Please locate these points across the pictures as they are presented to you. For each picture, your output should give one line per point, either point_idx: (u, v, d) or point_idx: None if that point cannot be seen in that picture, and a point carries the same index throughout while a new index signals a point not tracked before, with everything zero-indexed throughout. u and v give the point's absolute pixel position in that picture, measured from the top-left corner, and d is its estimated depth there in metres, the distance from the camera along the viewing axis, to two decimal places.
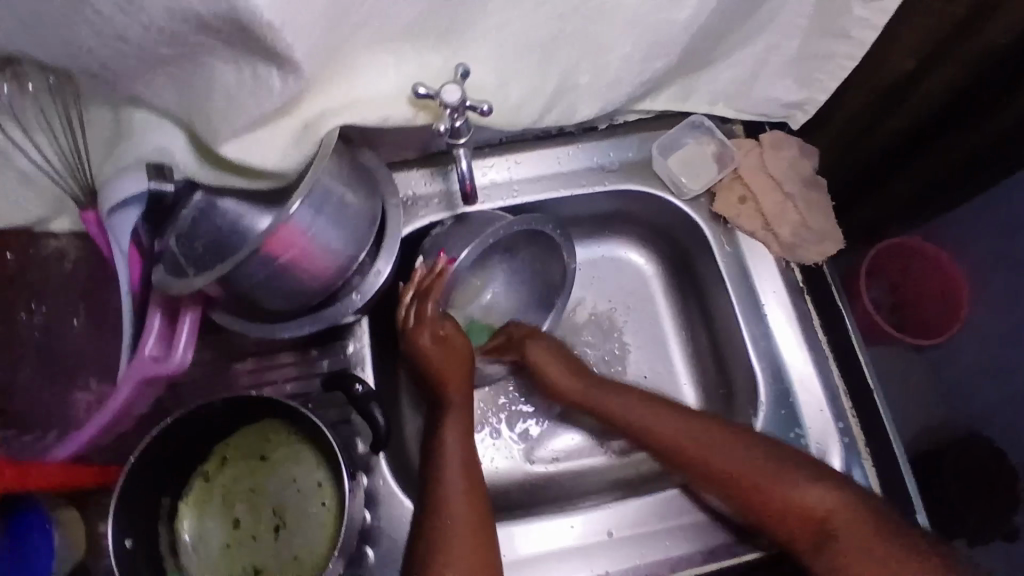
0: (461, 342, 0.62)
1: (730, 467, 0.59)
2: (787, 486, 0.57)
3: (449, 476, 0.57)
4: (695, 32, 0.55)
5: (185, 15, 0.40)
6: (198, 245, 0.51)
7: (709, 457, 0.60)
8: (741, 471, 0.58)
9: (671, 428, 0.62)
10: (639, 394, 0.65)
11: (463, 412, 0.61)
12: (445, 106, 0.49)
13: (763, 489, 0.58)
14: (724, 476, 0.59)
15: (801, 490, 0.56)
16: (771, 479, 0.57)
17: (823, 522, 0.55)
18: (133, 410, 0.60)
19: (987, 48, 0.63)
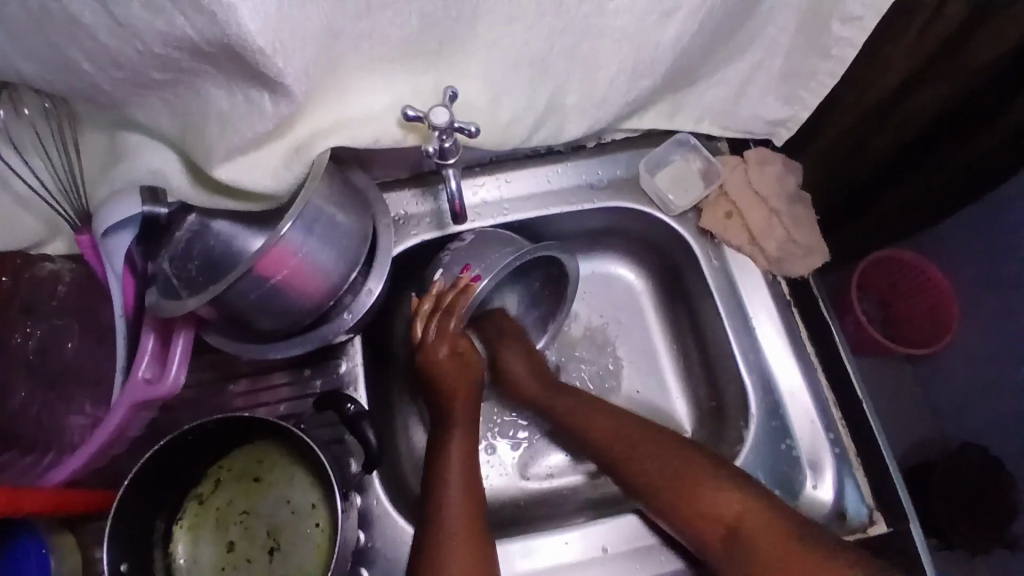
0: (473, 356, 0.66)
1: (661, 464, 0.60)
2: (712, 480, 0.58)
3: (449, 494, 0.57)
4: (680, 52, 0.56)
5: (179, 41, 0.41)
6: (192, 266, 0.52)
7: (637, 460, 0.62)
8: (667, 471, 0.60)
9: (608, 427, 0.65)
10: (585, 401, 0.67)
11: (469, 432, 0.62)
12: (434, 128, 0.49)
13: (683, 481, 0.59)
14: (654, 488, 0.60)
15: (720, 490, 0.57)
16: (688, 480, 0.59)
17: (739, 519, 0.56)
18: (126, 433, 0.60)
19: (975, 63, 0.64)
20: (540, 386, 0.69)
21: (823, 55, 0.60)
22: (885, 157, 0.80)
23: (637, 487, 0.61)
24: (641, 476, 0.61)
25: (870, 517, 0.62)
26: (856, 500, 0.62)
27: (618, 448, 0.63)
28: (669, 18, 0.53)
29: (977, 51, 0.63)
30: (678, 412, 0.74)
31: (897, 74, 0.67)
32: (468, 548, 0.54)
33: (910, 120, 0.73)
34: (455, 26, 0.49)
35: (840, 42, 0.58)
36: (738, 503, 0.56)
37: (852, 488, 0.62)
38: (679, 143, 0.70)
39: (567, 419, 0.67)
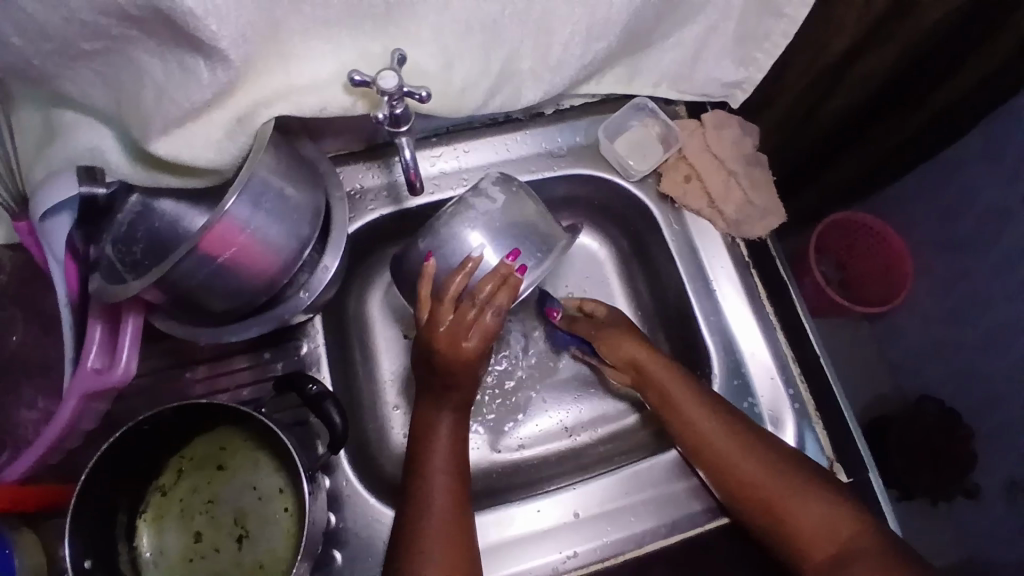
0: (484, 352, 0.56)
1: (756, 466, 0.59)
2: (800, 493, 0.57)
3: (434, 476, 0.56)
4: (633, 14, 0.55)
5: (106, 6, 0.39)
6: (136, 250, 0.50)
7: (726, 457, 0.60)
8: (756, 478, 0.58)
9: (701, 416, 0.61)
10: (682, 378, 0.64)
11: (458, 415, 0.58)
12: (382, 93, 0.47)
13: (770, 489, 0.58)
14: (741, 491, 0.59)
15: (811, 509, 0.56)
16: (780, 493, 0.57)
17: (840, 542, 0.55)
18: (81, 425, 0.58)
19: (922, 24, 0.65)
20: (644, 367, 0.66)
21: (775, 13, 0.59)
22: (839, 117, 0.81)
23: (728, 484, 0.60)
24: (730, 474, 0.59)
25: (831, 468, 0.63)
26: (817, 452, 0.64)
27: (707, 442, 0.61)
28: None
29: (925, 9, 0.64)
30: None
31: (849, 33, 0.67)
32: (455, 531, 0.54)
33: (862, 79, 0.74)
34: None
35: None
36: (833, 520, 0.55)
37: (812, 442, 0.64)
38: (636, 109, 0.70)
39: (666, 402, 0.64)
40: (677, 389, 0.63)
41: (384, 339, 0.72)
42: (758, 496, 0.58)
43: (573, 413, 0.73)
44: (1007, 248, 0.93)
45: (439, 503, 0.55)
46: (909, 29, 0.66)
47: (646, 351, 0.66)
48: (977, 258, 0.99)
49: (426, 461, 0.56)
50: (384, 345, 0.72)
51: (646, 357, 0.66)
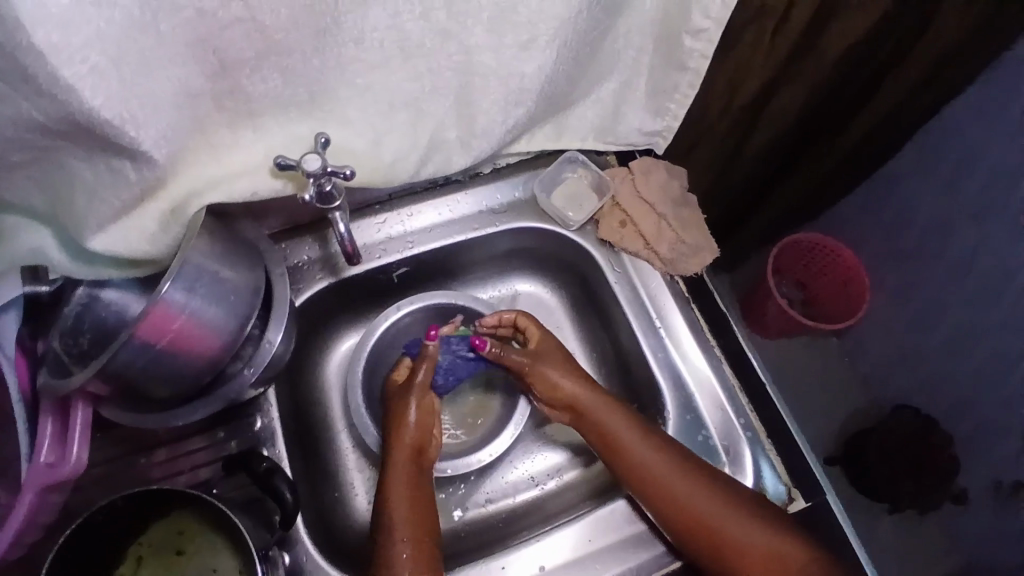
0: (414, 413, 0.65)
1: (705, 501, 0.60)
2: (744, 523, 0.59)
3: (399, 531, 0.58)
4: (546, 79, 0.58)
5: (28, 125, 0.41)
6: (82, 341, 0.52)
7: (676, 497, 0.60)
8: (704, 514, 0.60)
9: (648, 456, 0.62)
10: (627, 417, 0.64)
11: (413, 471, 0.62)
12: (307, 175, 0.50)
13: (717, 522, 0.60)
14: (691, 526, 0.60)
15: (757, 537, 0.59)
16: (726, 526, 0.60)
17: (780, 563, 0.59)
18: (38, 519, 0.57)
19: (825, 59, 0.69)
20: (587, 410, 0.65)
21: (680, 67, 0.63)
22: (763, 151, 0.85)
23: (678, 521, 0.60)
24: (682, 512, 0.60)
25: (789, 496, 0.65)
26: (774, 480, 0.65)
27: (657, 484, 0.61)
28: (527, 50, 0.55)
29: (821, 49, 0.68)
30: None
31: (758, 77, 0.71)
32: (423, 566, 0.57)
33: (780, 114, 0.78)
34: (320, 75, 0.51)
35: (691, 53, 0.61)
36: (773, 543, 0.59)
37: (768, 470, 0.65)
38: (569, 160, 0.73)
39: (613, 442, 0.64)
40: (622, 430, 0.63)
41: (339, 404, 0.73)
42: (708, 530, 0.60)
43: (535, 462, 0.74)
44: (957, 253, 0.96)
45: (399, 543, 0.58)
46: (814, 65, 0.70)
47: (588, 390, 0.66)
48: (927, 268, 1.02)
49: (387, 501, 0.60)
50: (339, 409, 0.73)
51: (588, 399, 0.66)
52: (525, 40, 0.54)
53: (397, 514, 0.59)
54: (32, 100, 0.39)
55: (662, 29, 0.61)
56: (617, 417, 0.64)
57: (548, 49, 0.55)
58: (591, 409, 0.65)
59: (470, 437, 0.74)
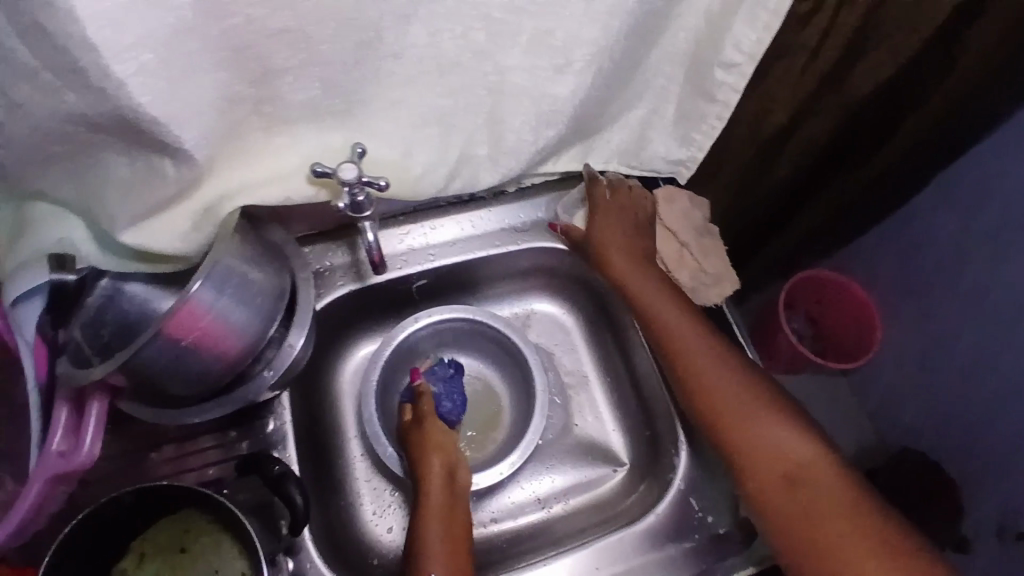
0: (441, 434, 0.65)
1: (746, 405, 0.61)
2: (773, 422, 0.60)
3: (432, 544, 0.58)
4: (579, 102, 0.59)
5: (71, 115, 0.41)
6: (103, 332, 0.52)
7: (716, 391, 0.62)
8: (728, 399, 0.62)
9: (699, 346, 0.64)
10: (682, 310, 0.66)
11: (445, 485, 0.62)
12: (343, 183, 0.51)
13: (750, 425, 0.60)
14: (722, 419, 0.61)
15: (783, 434, 0.60)
16: (754, 421, 0.60)
17: (804, 471, 0.58)
18: (44, 508, 0.57)
19: (850, 97, 0.70)
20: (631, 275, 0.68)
21: (709, 98, 0.64)
22: (784, 186, 0.86)
23: (709, 415, 0.62)
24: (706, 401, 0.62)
25: None
26: None
27: (697, 374, 0.63)
28: (562, 72, 0.55)
29: (849, 88, 0.69)
30: (615, 443, 0.75)
31: (784, 111, 0.72)
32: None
33: (802, 148, 0.78)
34: (359, 86, 0.51)
35: (722, 86, 0.62)
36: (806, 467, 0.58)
37: None
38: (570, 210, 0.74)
39: (657, 321, 0.66)
40: (676, 323, 0.65)
41: (353, 413, 0.73)
42: (743, 437, 0.60)
43: (542, 483, 0.73)
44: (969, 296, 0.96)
45: (434, 546, 0.58)
46: (839, 104, 0.71)
47: (643, 268, 0.69)
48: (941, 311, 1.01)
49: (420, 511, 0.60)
50: (351, 418, 0.72)
51: (638, 275, 0.68)
52: (560, 63, 0.55)
53: (430, 524, 0.59)
54: (79, 92, 0.40)
55: (693, 60, 0.61)
56: (670, 309, 0.66)
57: (582, 71, 0.56)
58: (642, 292, 0.68)
59: (479, 452, 0.74)
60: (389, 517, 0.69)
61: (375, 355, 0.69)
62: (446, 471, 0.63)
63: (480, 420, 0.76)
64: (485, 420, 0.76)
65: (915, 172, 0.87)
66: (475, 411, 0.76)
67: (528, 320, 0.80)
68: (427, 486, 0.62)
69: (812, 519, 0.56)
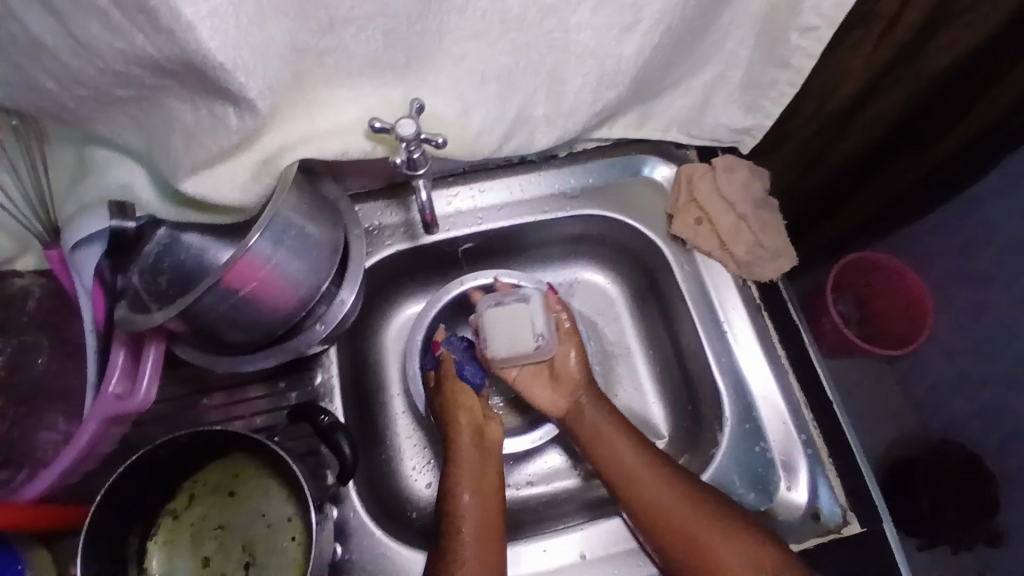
0: (469, 397, 0.65)
1: (709, 535, 0.57)
2: (727, 546, 0.57)
3: (464, 508, 0.58)
4: (643, 64, 0.57)
5: (139, 57, 0.41)
6: (161, 280, 0.52)
7: (673, 523, 0.58)
8: (681, 531, 0.58)
9: (630, 457, 0.62)
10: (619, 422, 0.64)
11: (476, 449, 0.62)
12: (401, 139, 0.50)
13: (718, 558, 0.57)
14: (694, 557, 0.58)
15: (743, 557, 0.56)
16: (713, 550, 0.57)
17: None
18: (99, 449, 0.59)
19: (929, 70, 0.66)
20: (584, 408, 0.65)
21: (781, 63, 0.61)
22: (847, 162, 0.82)
23: (668, 548, 0.59)
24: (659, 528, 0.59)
25: (845, 518, 0.63)
26: (830, 500, 0.63)
27: (649, 504, 0.59)
28: (629, 32, 0.53)
29: (928, 59, 0.65)
30: (655, 416, 0.74)
31: (857, 82, 0.68)
32: (486, 543, 0.57)
33: (871, 123, 0.75)
34: (421, 40, 0.50)
35: (797, 50, 0.59)
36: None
37: (825, 489, 0.63)
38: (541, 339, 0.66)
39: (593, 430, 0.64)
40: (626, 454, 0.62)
41: (397, 371, 0.73)
42: None
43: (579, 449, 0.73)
44: None
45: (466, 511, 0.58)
46: (914, 75, 0.67)
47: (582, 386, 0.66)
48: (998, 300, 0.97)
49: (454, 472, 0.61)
50: (395, 375, 0.73)
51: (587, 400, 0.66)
52: (629, 21, 0.53)
53: (462, 488, 0.59)
54: (149, 35, 0.40)
55: (766, 22, 0.59)
56: (614, 437, 0.63)
57: (649, 31, 0.54)
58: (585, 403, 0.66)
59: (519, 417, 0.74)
60: (428, 474, 0.70)
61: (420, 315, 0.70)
62: (476, 437, 0.63)
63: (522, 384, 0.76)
64: None
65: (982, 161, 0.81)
66: None
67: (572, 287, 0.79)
68: (457, 450, 0.62)
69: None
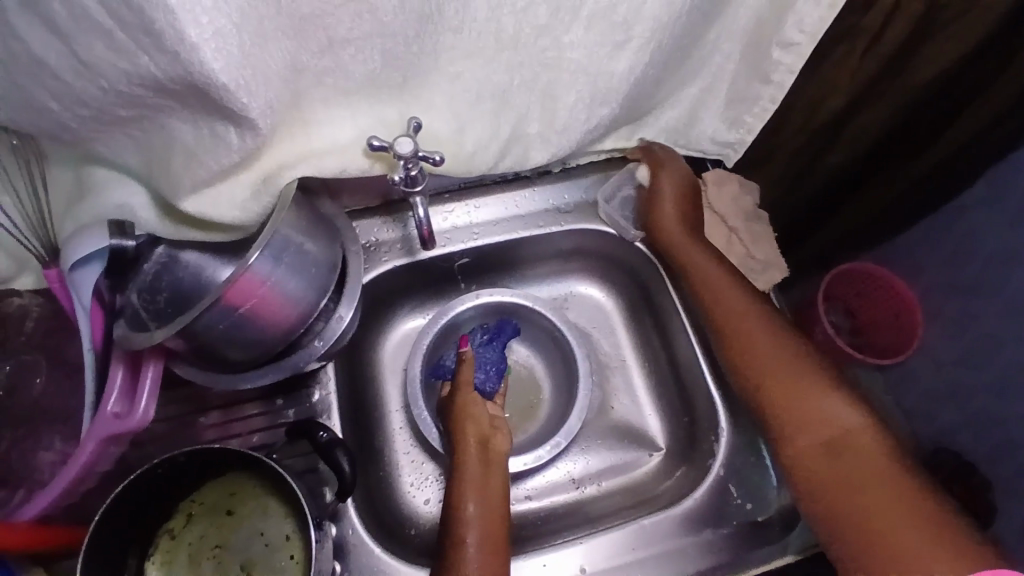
0: (479, 409, 0.66)
1: (810, 396, 0.60)
2: (820, 399, 0.60)
3: (468, 521, 0.58)
4: (635, 80, 0.58)
5: (143, 78, 0.42)
6: (159, 298, 0.52)
7: (771, 373, 0.62)
8: (778, 373, 0.62)
9: (739, 305, 0.65)
10: (734, 278, 0.67)
11: (481, 463, 0.63)
12: (399, 157, 0.51)
13: (807, 407, 0.60)
14: (781, 403, 0.61)
15: (830, 407, 0.59)
16: (799, 391, 0.61)
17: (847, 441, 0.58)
18: (95, 469, 0.58)
19: (914, 81, 0.68)
20: (696, 257, 0.68)
21: (766, 78, 0.62)
22: (837, 173, 0.83)
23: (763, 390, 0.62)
24: (759, 371, 0.62)
25: None
26: None
27: (755, 353, 0.63)
28: (621, 49, 0.55)
29: (913, 69, 0.66)
30: (652, 428, 0.75)
31: (842, 94, 0.70)
32: (489, 552, 0.56)
33: (858, 135, 0.76)
34: (418, 60, 0.51)
35: (780, 65, 0.61)
36: (883, 480, 0.55)
37: None
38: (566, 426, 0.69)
39: (694, 276, 0.68)
40: (735, 300, 0.65)
41: (395, 388, 0.74)
42: (800, 423, 0.60)
43: (579, 461, 0.73)
44: None
45: (469, 523, 0.58)
46: (900, 85, 0.68)
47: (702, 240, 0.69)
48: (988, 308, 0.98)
49: (458, 484, 0.61)
50: (394, 392, 0.73)
51: (695, 250, 0.68)
52: (619, 39, 0.54)
53: (466, 499, 0.60)
54: (154, 56, 0.40)
55: (755, 38, 0.61)
56: (731, 284, 0.66)
57: (639, 48, 0.55)
58: (688, 247, 0.68)
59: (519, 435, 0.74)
60: (427, 490, 0.70)
61: (420, 333, 0.71)
62: (482, 452, 0.63)
63: (519, 402, 0.76)
64: (522, 399, 0.77)
65: (968, 171, 0.82)
66: (517, 386, 0.77)
67: (569, 300, 0.80)
68: (463, 464, 0.62)
69: (869, 521, 0.54)
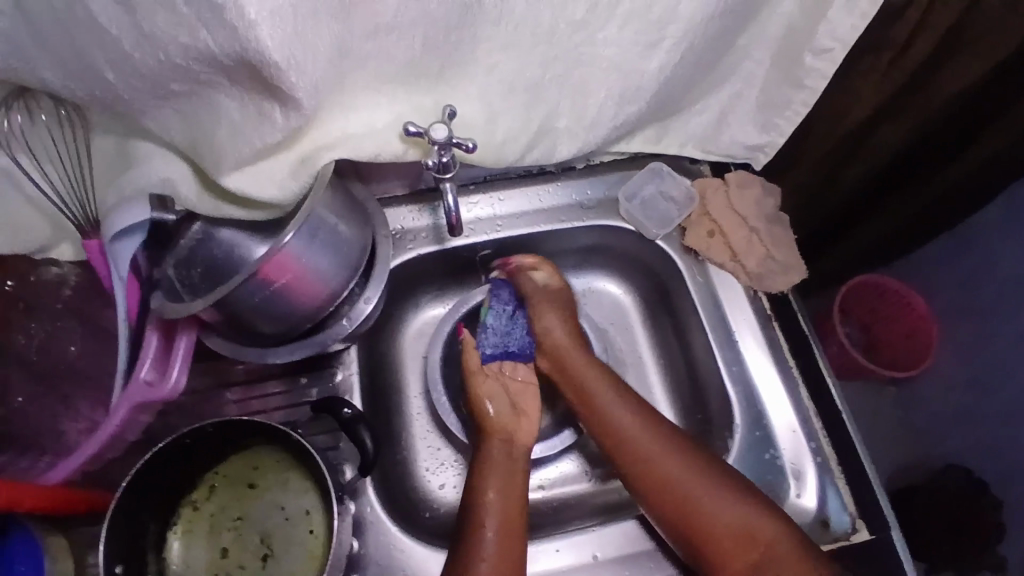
0: (504, 409, 0.66)
1: (697, 489, 0.59)
2: (713, 493, 0.59)
3: (490, 510, 0.59)
4: (664, 80, 0.60)
5: (201, 53, 0.44)
6: (195, 273, 0.54)
7: (676, 493, 0.60)
8: (676, 480, 0.60)
9: (624, 419, 0.64)
10: (618, 393, 0.65)
11: (506, 454, 0.63)
12: (433, 142, 0.53)
13: (698, 501, 0.59)
14: (681, 514, 0.59)
15: (722, 501, 0.59)
16: (694, 493, 0.59)
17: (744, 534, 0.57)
18: (124, 436, 0.59)
19: (941, 94, 0.69)
20: (591, 387, 0.66)
21: (795, 83, 0.64)
22: (862, 180, 0.83)
23: (670, 517, 0.60)
24: (670, 500, 0.60)
25: (853, 526, 0.64)
26: (839, 509, 0.64)
27: (673, 494, 0.60)
28: (653, 48, 0.56)
29: (939, 84, 0.68)
30: None
31: (864, 106, 0.70)
32: (507, 539, 0.58)
33: (888, 144, 0.76)
34: (455, 51, 0.53)
35: (811, 70, 0.62)
36: (740, 524, 0.58)
37: (833, 496, 0.65)
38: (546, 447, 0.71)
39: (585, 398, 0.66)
40: (621, 416, 0.64)
41: (415, 374, 0.75)
42: (687, 515, 0.59)
43: (591, 455, 0.73)
44: None
45: (491, 508, 0.59)
46: (927, 98, 0.69)
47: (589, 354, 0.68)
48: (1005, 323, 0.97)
49: (478, 473, 0.62)
50: (414, 378, 0.75)
51: (570, 350, 0.68)
52: (653, 38, 0.56)
53: (488, 487, 0.60)
54: (214, 30, 0.42)
55: (784, 42, 0.62)
56: (607, 395, 0.65)
57: (670, 48, 0.56)
58: (585, 370, 0.67)
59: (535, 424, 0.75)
60: (442, 475, 0.71)
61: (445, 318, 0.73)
62: (505, 446, 0.63)
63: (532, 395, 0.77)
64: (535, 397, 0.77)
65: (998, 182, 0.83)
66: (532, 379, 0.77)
67: (587, 294, 0.81)
68: (487, 461, 0.62)
69: None
